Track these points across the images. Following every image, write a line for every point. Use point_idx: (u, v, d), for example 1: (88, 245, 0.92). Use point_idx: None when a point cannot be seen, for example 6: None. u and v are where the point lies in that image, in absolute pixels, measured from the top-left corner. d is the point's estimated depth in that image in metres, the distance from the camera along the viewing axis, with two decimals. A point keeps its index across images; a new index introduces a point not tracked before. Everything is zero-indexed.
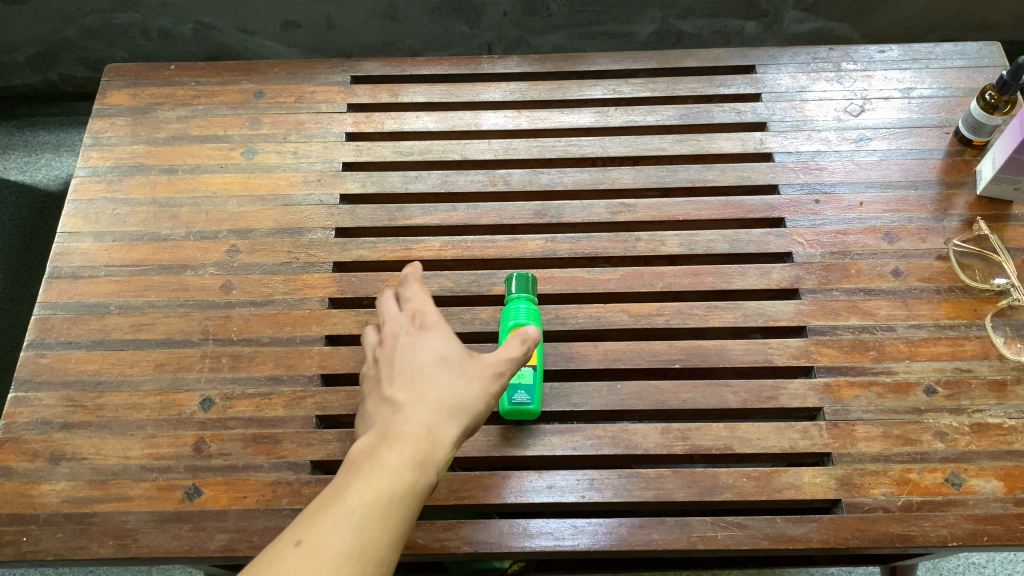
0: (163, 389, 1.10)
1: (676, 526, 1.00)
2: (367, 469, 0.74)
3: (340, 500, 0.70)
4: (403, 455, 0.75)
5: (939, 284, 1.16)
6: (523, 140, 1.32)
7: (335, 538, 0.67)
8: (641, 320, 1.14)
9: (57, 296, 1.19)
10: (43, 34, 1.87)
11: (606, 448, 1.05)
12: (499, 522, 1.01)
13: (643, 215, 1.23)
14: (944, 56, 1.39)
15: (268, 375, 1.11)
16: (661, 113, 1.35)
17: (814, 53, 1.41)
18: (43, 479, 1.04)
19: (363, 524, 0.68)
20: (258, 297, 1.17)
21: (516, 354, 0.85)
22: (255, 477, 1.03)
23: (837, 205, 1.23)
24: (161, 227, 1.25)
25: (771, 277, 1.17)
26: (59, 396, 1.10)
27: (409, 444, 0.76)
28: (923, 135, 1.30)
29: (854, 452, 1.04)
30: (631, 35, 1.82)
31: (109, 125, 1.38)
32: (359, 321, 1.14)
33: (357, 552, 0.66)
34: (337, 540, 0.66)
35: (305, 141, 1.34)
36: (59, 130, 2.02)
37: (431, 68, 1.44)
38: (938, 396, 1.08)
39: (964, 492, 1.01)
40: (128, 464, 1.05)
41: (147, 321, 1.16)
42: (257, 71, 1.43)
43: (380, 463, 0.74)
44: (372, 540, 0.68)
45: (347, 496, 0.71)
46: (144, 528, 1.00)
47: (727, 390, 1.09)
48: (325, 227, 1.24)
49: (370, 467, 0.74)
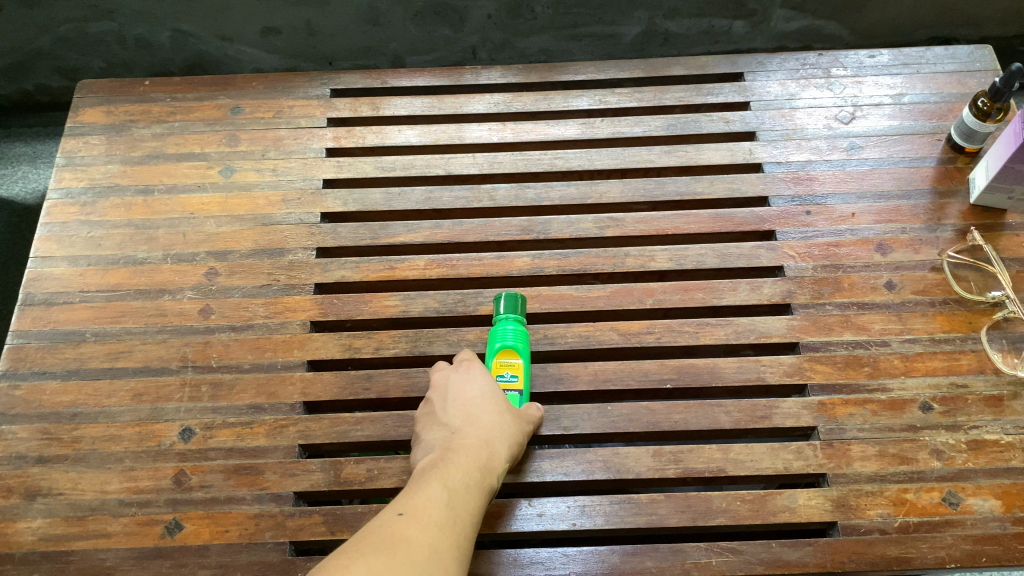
0: (141, 419, 1.07)
1: (670, 553, 0.98)
2: (442, 469, 0.87)
3: (427, 486, 0.83)
4: (469, 461, 0.89)
5: (934, 297, 1.14)
6: (508, 154, 1.29)
7: (432, 511, 0.79)
8: (631, 339, 1.12)
9: (30, 324, 1.16)
10: (16, 44, 1.83)
11: (598, 473, 1.03)
12: (488, 552, 0.99)
13: (631, 229, 1.21)
14: (935, 60, 1.37)
15: (249, 403, 1.08)
16: (648, 124, 1.32)
17: (803, 60, 1.39)
18: (18, 517, 1.01)
19: (448, 505, 0.81)
20: (238, 322, 1.14)
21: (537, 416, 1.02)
22: (237, 509, 1.00)
23: (829, 216, 1.21)
24: (137, 250, 1.22)
25: (762, 292, 1.15)
26: (34, 428, 1.07)
27: (473, 453, 0.90)
28: (914, 143, 1.28)
29: (850, 472, 1.02)
30: (618, 36, 1.72)
31: (83, 144, 1.34)
32: (342, 345, 1.11)
33: (447, 522, 0.79)
34: (433, 513, 0.79)
35: (284, 158, 1.31)
36: (36, 142, 1.98)
37: (413, 79, 1.41)
38: (933, 413, 1.05)
39: (962, 511, 0.98)
40: (106, 499, 1.02)
41: (124, 349, 1.13)
42: (235, 85, 1.40)
43: (453, 465, 0.87)
44: (457, 517, 0.81)
45: (432, 484, 0.83)
46: (123, 565, 0.97)
47: (720, 411, 1.06)
48: (306, 247, 1.21)
49: (446, 468, 0.87)
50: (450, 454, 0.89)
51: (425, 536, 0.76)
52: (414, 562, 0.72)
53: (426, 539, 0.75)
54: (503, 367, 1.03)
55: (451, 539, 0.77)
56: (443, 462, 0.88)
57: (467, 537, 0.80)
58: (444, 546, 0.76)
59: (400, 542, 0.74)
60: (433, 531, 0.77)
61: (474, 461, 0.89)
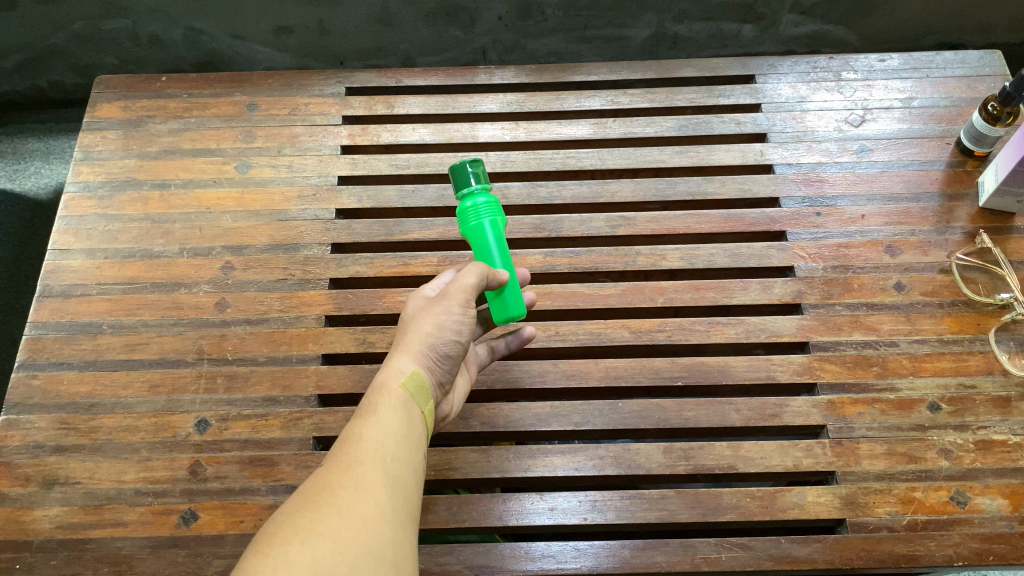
0: (157, 410, 1.08)
1: (680, 548, 0.99)
2: (365, 401, 0.83)
3: (350, 425, 0.80)
4: (386, 383, 0.84)
5: (942, 298, 1.15)
6: (521, 153, 1.31)
7: (353, 446, 0.76)
8: (642, 337, 1.13)
9: (48, 316, 1.17)
10: (32, 41, 1.84)
11: (609, 468, 1.04)
12: (499, 545, 1.00)
13: (643, 228, 1.22)
14: (945, 65, 1.39)
15: (264, 396, 1.09)
16: (660, 124, 1.33)
17: (814, 63, 1.40)
18: (36, 505, 1.02)
19: (373, 433, 0.78)
20: (253, 315, 1.16)
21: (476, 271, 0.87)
22: (252, 500, 1.01)
23: (839, 217, 1.22)
24: (154, 243, 1.23)
25: (773, 292, 1.16)
26: (52, 418, 1.08)
27: (389, 373, 0.85)
28: (924, 146, 1.29)
29: (859, 471, 1.03)
30: (628, 39, 1.74)
31: (100, 139, 1.36)
32: (356, 339, 1.12)
33: (376, 450, 0.76)
34: (355, 447, 0.76)
35: (300, 155, 1.32)
36: (49, 138, 1.99)
37: (427, 78, 1.43)
38: (941, 413, 1.06)
39: (969, 510, 0.99)
40: (122, 489, 1.03)
41: (140, 341, 1.14)
42: (250, 82, 1.42)
43: (372, 394, 0.84)
44: (385, 442, 0.77)
45: (353, 422, 0.80)
46: (139, 554, 0.98)
47: (730, 408, 1.07)
48: (321, 243, 1.22)
49: (365, 400, 0.83)
50: (372, 385, 0.85)
51: (350, 471, 0.73)
52: (343, 501, 0.69)
53: (355, 474, 0.73)
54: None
55: (380, 467, 0.75)
56: (367, 394, 0.84)
57: (401, 460, 0.77)
58: (375, 476, 0.73)
59: (327, 485, 0.71)
60: (359, 463, 0.74)
61: (392, 380, 0.84)
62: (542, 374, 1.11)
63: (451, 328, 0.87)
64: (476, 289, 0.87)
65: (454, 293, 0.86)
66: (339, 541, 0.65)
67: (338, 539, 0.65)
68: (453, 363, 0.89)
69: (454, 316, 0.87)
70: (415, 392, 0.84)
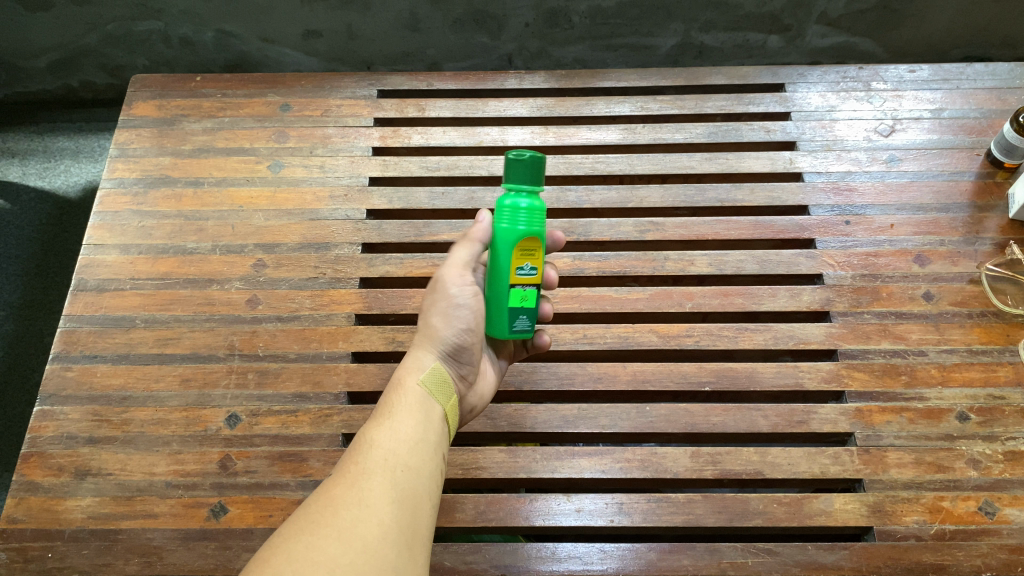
0: (188, 405, 1.10)
1: (706, 552, 0.99)
2: (381, 402, 0.82)
3: (363, 429, 0.78)
4: (403, 380, 0.83)
5: (972, 308, 1.15)
6: (550, 157, 1.32)
7: (362, 456, 0.74)
8: (670, 341, 1.13)
9: (82, 309, 1.19)
10: (65, 41, 1.87)
11: (635, 471, 1.04)
12: (525, 546, 1.00)
13: (671, 233, 1.23)
14: (974, 77, 1.39)
15: (294, 392, 1.10)
16: (689, 131, 1.34)
17: (844, 73, 1.41)
18: (68, 494, 1.03)
19: (384, 440, 0.76)
20: (285, 312, 1.17)
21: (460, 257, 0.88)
22: (281, 495, 1.02)
23: (868, 226, 1.23)
24: (186, 240, 1.25)
25: (801, 299, 1.16)
26: (85, 410, 1.10)
27: (406, 369, 0.84)
28: (953, 157, 1.30)
29: (887, 479, 1.02)
30: (654, 48, 1.75)
31: (135, 136, 1.38)
32: (386, 338, 1.13)
33: (386, 460, 0.74)
34: (365, 457, 0.74)
35: (331, 156, 1.34)
36: (79, 137, 2.01)
37: (457, 82, 1.44)
38: (970, 423, 1.06)
39: (999, 521, 0.98)
40: (154, 481, 1.04)
41: (172, 335, 1.15)
42: (283, 83, 1.44)
43: (389, 394, 0.82)
44: (397, 451, 0.75)
45: (366, 426, 0.79)
46: (170, 545, 0.99)
47: (758, 414, 1.07)
48: (352, 243, 1.23)
49: (383, 400, 0.82)
50: (391, 382, 0.85)
51: (357, 485, 0.70)
52: (345, 519, 0.67)
53: (362, 489, 0.70)
54: (524, 256, 0.85)
55: (389, 479, 0.72)
56: (385, 393, 0.84)
57: (413, 470, 0.74)
58: (382, 490, 0.71)
59: (332, 500, 0.69)
60: (367, 476, 0.71)
61: (410, 378, 0.83)
62: (570, 377, 1.11)
63: (456, 316, 0.85)
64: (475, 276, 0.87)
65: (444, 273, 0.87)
66: (335, 566, 0.63)
67: (335, 565, 0.63)
68: (469, 353, 0.87)
69: (457, 300, 0.85)
70: (434, 388, 0.83)
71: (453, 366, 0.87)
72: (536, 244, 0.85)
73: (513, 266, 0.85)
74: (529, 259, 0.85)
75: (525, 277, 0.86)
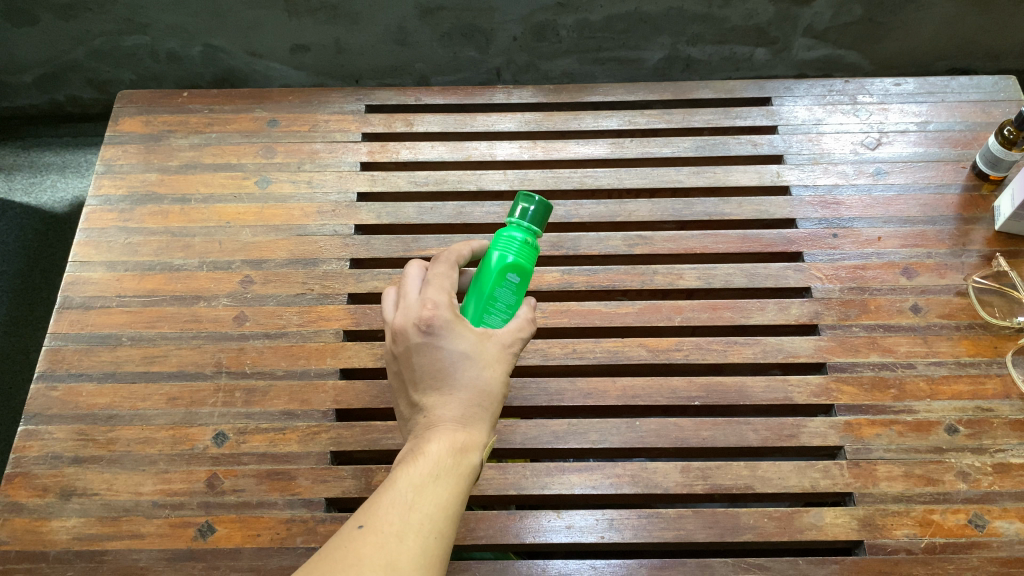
0: (175, 423, 1.09)
1: (697, 567, 0.98)
2: (419, 452, 0.71)
3: (397, 479, 0.68)
4: (456, 440, 0.72)
5: (960, 321, 1.15)
6: (539, 171, 1.32)
7: (398, 512, 0.65)
8: (659, 355, 1.13)
9: (68, 327, 1.18)
10: (51, 56, 1.85)
11: (626, 487, 1.04)
12: (516, 563, 0.99)
13: (660, 247, 1.23)
14: (959, 90, 1.40)
15: (282, 410, 1.09)
16: (677, 145, 1.35)
17: (831, 86, 1.42)
18: (53, 516, 1.02)
19: (423, 500, 0.67)
20: (272, 329, 1.16)
21: (527, 335, 0.81)
22: (269, 514, 1.01)
23: (855, 239, 1.23)
24: (173, 256, 1.24)
25: (790, 313, 1.16)
26: (70, 429, 1.09)
27: (468, 435, 0.73)
28: (938, 170, 1.30)
29: (876, 492, 1.02)
30: (640, 61, 1.75)
31: (121, 153, 1.38)
32: (374, 354, 1.13)
33: (421, 523, 0.65)
34: (398, 514, 0.65)
35: (319, 171, 1.34)
36: (65, 152, 2.00)
37: (445, 96, 1.45)
38: (959, 435, 1.06)
39: (988, 534, 0.98)
40: (140, 500, 1.03)
41: (159, 353, 1.15)
42: (271, 99, 1.44)
43: (433, 446, 0.71)
44: (434, 514, 0.66)
45: (401, 477, 0.69)
46: (156, 566, 0.98)
47: (748, 428, 1.07)
48: (340, 258, 1.23)
49: (428, 453, 0.70)
50: (434, 436, 0.72)
51: (387, 547, 0.62)
52: None
53: (392, 551, 0.62)
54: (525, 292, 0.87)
55: (422, 547, 0.64)
56: (429, 445, 0.71)
57: (447, 539, 0.66)
58: (414, 558, 0.62)
59: (359, 559, 0.60)
60: (399, 537, 0.63)
61: (465, 442, 0.73)
62: (559, 393, 1.11)
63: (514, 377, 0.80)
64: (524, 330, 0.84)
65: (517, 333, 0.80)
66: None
67: None
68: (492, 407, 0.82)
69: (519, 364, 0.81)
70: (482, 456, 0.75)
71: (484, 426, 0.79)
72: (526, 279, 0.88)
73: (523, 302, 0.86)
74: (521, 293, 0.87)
75: None
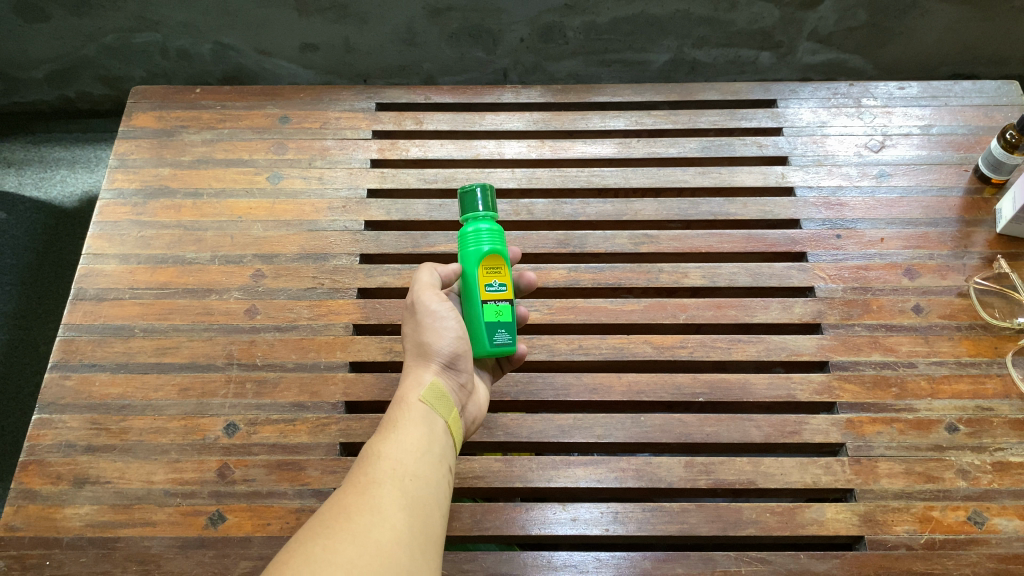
0: (187, 414, 1.10)
1: (700, 560, 1.00)
2: (386, 420, 0.84)
3: (370, 444, 0.80)
4: (406, 397, 0.86)
5: (961, 321, 1.16)
6: (545, 170, 1.34)
7: (372, 466, 0.76)
8: (664, 352, 1.15)
9: (81, 318, 1.19)
10: (63, 51, 1.87)
11: (630, 481, 1.05)
12: (521, 554, 1.01)
13: (666, 246, 1.25)
14: (962, 94, 1.42)
15: (292, 402, 1.11)
16: (683, 146, 1.37)
17: (835, 89, 1.44)
18: (66, 503, 1.04)
19: (392, 452, 0.78)
20: (283, 322, 1.18)
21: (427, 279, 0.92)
22: (279, 504, 1.03)
23: (859, 240, 1.25)
24: (185, 250, 1.26)
25: (794, 312, 1.18)
26: (84, 418, 1.10)
27: (407, 386, 0.87)
28: (940, 173, 1.32)
29: (877, 489, 1.04)
30: (646, 63, 1.77)
31: (134, 148, 1.39)
32: (383, 348, 1.15)
33: (395, 470, 0.76)
34: (373, 467, 0.76)
35: (330, 167, 1.35)
36: (74, 147, 2.02)
37: (453, 96, 1.47)
38: (960, 434, 1.07)
39: (987, 530, 1.00)
40: (152, 489, 1.04)
41: (171, 345, 1.16)
42: (283, 96, 1.46)
43: (393, 411, 0.85)
44: (405, 460, 0.77)
45: (373, 441, 0.80)
46: (167, 553, 0.99)
47: (751, 424, 1.09)
48: (350, 254, 1.25)
49: (388, 416, 0.85)
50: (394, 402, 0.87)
51: (368, 493, 0.72)
52: (359, 525, 0.68)
53: (373, 496, 0.72)
54: (491, 274, 0.93)
55: (398, 488, 0.74)
56: (389, 410, 0.86)
57: (421, 478, 0.77)
58: (393, 497, 0.72)
59: (345, 508, 0.70)
60: (377, 484, 0.73)
61: (412, 396, 0.86)
62: (565, 388, 1.12)
63: (444, 326, 0.90)
64: (436, 285, 0.92)
65: (416, 294, 0.91)
66: (353, 568, 0.63)
67: (353, 565, 0.64)
68: (464, 360, 0.91)
69: (440, 313, 0.90)
70: (435, 402, 0.85)
71: (450, 376, 0.90)
72: (497, 262, 0.93)
73: (481, 284, 0.92)
74: (497, 277, 0.93)
75: (496, 293, 0.92)
